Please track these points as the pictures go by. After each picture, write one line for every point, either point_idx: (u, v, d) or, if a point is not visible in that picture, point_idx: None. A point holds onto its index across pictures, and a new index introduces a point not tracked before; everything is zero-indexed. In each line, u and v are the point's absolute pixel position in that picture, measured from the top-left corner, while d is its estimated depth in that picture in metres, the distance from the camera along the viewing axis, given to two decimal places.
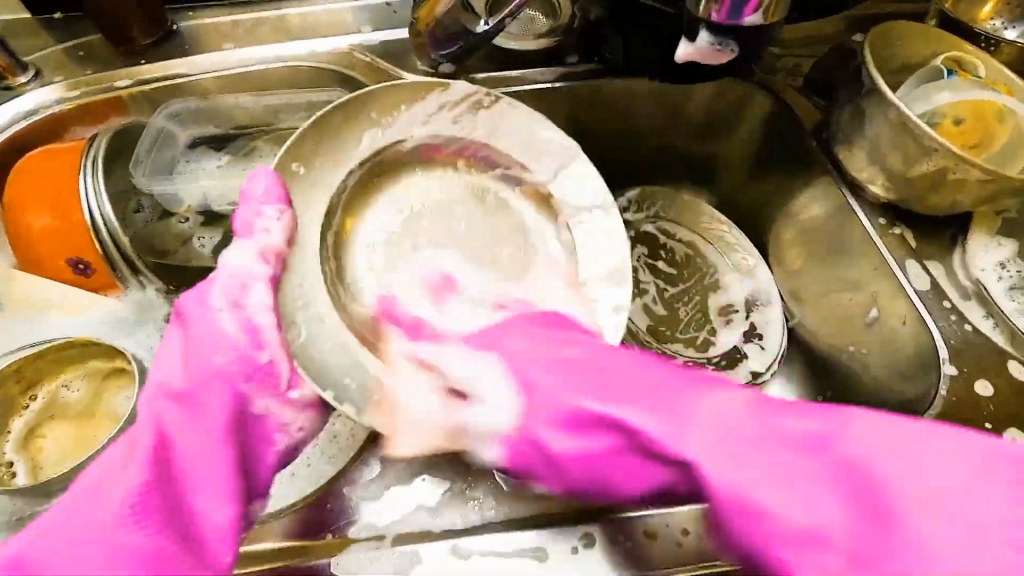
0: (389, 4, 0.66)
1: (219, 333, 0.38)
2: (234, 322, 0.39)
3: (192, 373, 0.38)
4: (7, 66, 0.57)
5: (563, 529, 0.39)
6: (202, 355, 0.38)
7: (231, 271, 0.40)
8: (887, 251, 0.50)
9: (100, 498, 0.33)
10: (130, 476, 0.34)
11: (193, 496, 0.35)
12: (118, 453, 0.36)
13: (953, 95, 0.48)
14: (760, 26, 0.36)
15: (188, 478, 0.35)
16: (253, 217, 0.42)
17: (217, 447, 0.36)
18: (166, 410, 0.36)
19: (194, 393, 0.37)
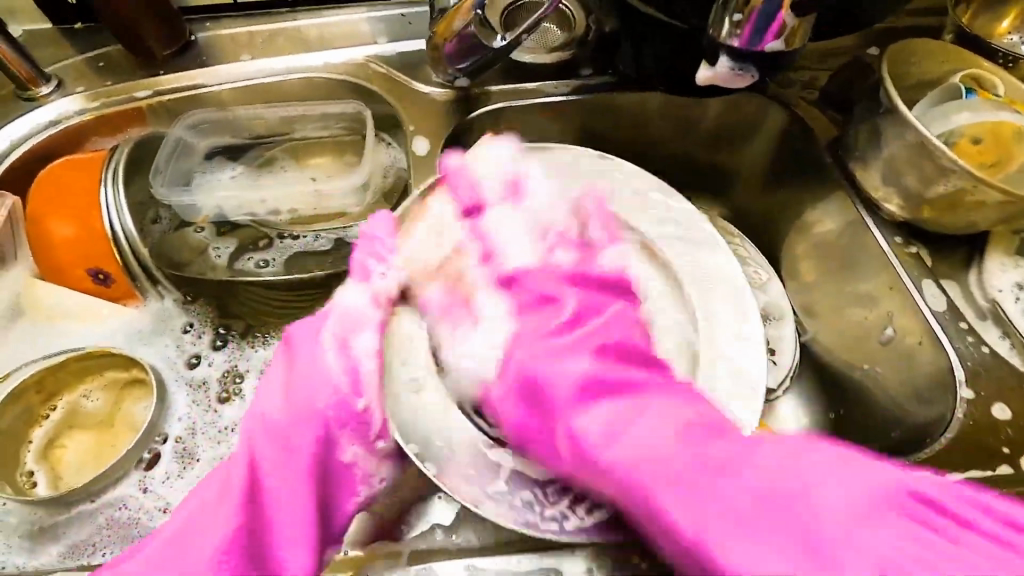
0: (403, 15, 0.66)
1: (326, 377, 0.39)
2: (338, 364, 0.39)
3: (293, 415, 0.37)
4: (29, 77, 0.58)
5: (577, 552, 0.38)
6: (306, 391, 0.38)
7: (348, 310, 0.42)
8: (902, 269, 0.50)
9: (197, 537, 0.34)
10: (230, 518, 0.35)
11: (276, 551, 0.35)
12: (218, 481, 0.37)
13: (972, 116, 0.48)
14: (783, 51, 0.36)
15: (277, 524, 0.35)
16: (376, 257, 0.44)
17: (303, 498, 0.36)
18: (262, 456, 0.36)
19: (288, 442, 0.37)
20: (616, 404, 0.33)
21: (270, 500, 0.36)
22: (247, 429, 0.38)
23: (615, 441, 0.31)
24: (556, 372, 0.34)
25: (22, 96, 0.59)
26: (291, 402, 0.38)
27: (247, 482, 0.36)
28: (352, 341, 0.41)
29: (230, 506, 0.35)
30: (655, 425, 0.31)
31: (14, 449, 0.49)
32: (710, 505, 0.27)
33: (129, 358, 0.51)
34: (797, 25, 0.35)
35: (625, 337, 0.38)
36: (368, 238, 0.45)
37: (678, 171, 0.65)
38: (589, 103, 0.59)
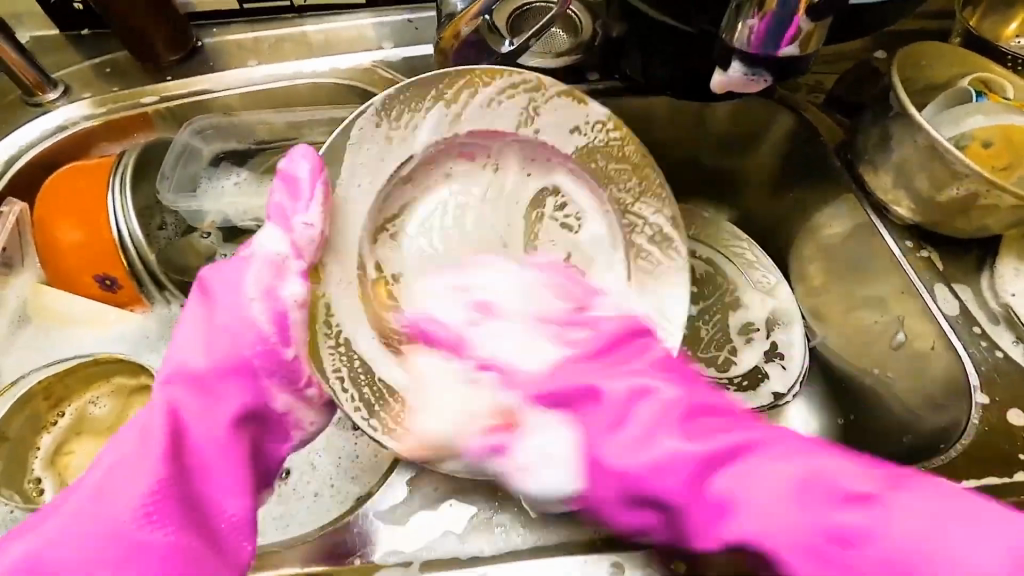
0: (410, 21, 0.66)
1: (246, 322, 0.40)
2: (263, 305, 0.40)
3: (207, 360, 0.40)
4: (36, 83, 0.58)
5: (592, 560, 0.40)
6: (224, 340, 0.40)
7: (264, 256, 0.40)
8: (914, 273, 0.51)
9: (123, 485, 0.35)
10: (141, 466, 0.36)
11: (209, 490, 0.37)
12: (137, 428, 0.38)
13: (984, 119, 0.48)
14: (795, 57, 0.36)
15: (208, 471, 0.37)
16: (291, 204, 0.40)
17: (230, 442, 0.38)
18: (155, 409, 0.38)
19: (207, 390, 0.39)
20: (719, 480, 0.35)
21: (201, 441, 0.38)
22: (166, 381, 0.39)
23: (739, 491, 0.34)
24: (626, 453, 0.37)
25: (30, 102, 0.59)
26: (184, 351, 0.40)
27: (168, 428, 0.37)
28: (269, 289, 0.40)
29: (119, 460, 0.36)
30: (755, 431, 0.37)
31: (21, 456, 0.48)
32: (817, 560, 0.32)
33: (138, 364, 0.51)
34: (811, 31, 0.35)
35: (695, 389, 0.40)
36: (289, 181, 0.41)
37: None
38: (597, 108, 0.59)
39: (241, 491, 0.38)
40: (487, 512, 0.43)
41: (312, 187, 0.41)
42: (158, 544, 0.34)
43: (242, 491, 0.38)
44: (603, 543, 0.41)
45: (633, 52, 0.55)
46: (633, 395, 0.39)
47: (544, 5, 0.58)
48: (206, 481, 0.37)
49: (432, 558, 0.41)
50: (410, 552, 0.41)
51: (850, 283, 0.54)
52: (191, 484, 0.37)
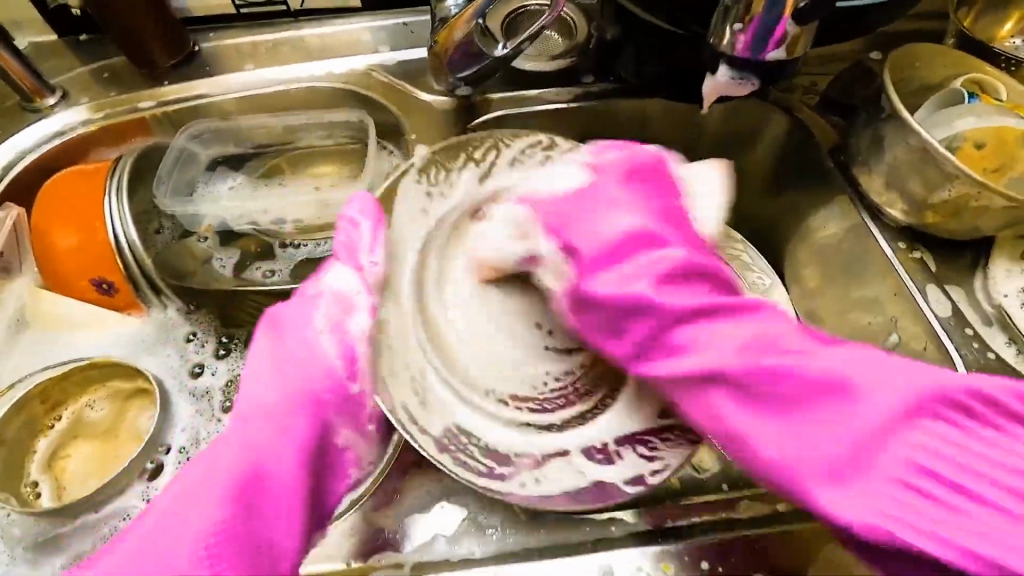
0: (405, 24, 0.66)
1: (318, 351, 0.39)
2: (333, 336, 0.40)
3: (294, 392, 0.38)
4: (35, 89, 0.59)
5: (584, 562, 0.40)
6: (295, 373, 0.39)
7: (335, 291, 0.41)
8: (906, 274, 0.50)
9: (182, 524, 0.33)
10: (236, 506, 0.33)
11: (272, 524, 0.34)
12: (204, 462, 0.35)
13: (976, 120, 0.48)
14: (784, 60, 0.36)
15: (271, 507, 0.35)
16: (356, 243, 0.43)
17: (297, 480, 0.36)
18: (219, 444, 0.36)
19: (280, 423, 0.37)
20: (698, 329, 0.37)
21: (284, 471, 0.35)
22: (240, 414, 0.38)
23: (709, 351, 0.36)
24: (715, 353, 0.36)
25: (28, 107, 0.60)
26: (255, 384, 0.39)
27: (308, 439, 0.37)
28: (337, 323, 0.40)
29: (183, 496, 0.34)
30: (838, 362, 0.34)
31: (18, 459, 0.49)
32: (757, 406, 0.35)
33: (134, 368, 0.51)
34: (798, 34, 0.35)
35: (695, 251, 0.40)
36: (351, 221, 0.44)
37: None
38: (591, 110, 0.59)
39: (301, 533, 0.35)
40: (481, 514, 0.43)
41: (374, 226, 0.45)
42: None
43: (303, 534, 0.35)
44: (595, 547, 0.40)
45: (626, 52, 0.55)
46: (639, 241, 0.39)
47: (539, 8, 0.58)
48: (272, 520, 0.34)
49: (424, 560, 0.41)
50: (402, 553, 0.41)
51: (844, 285, 0.54)
52: (255, 521, 0.34)
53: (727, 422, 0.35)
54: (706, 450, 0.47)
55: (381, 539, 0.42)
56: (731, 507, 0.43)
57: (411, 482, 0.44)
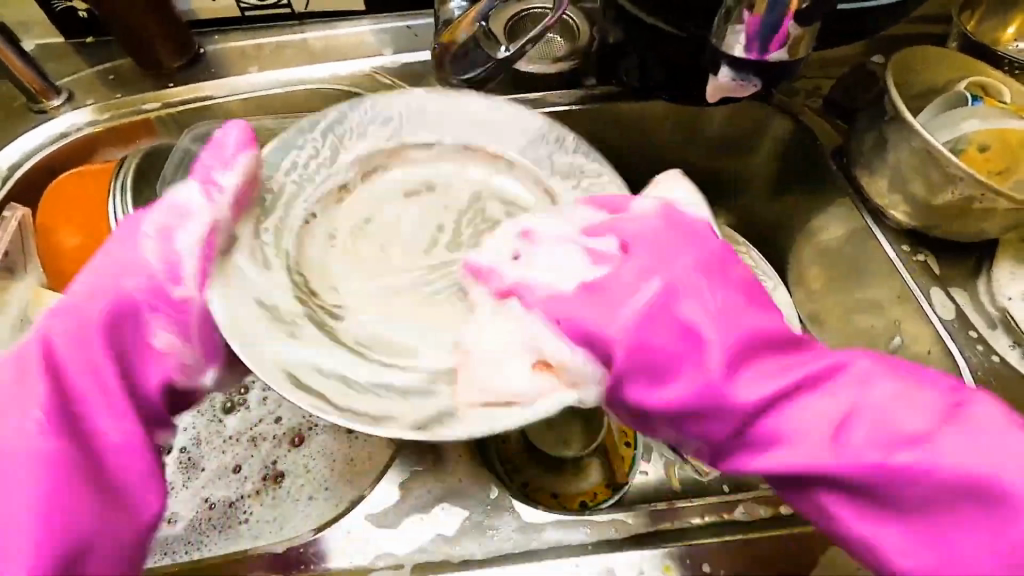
0: (409, 27, 0.67)
1: (125, 270, 0.36)
2: (178, 250, 0.37)
3: (119, 296, 0.36)
4: (41, 90, 0.59)
5: (583, 564, 0.39)
6: (120, 275, 0.36)
7: (172, 204, 0.38)
8: (909, 277, 0.50)
9: (6, 425, 0.32)
10: (23, 397, 0.33)
11: (86, 424, 0.34)
12: (57, 333, 0.35)
13: (980, 123, 0.48)
14: (785, 61, 0.36)
15: (98, 417, 0.34)
16: (215, 165, 0.39)
17: (116, 390, 0.34)
18: (23, 368, 0.34)
19: (87, 322, 0.35)
20: (746, 373, 0.33)
21: (78, 385, 0.34)
22: (73, 294, 0.37)
23: (782, 412, 0.33)
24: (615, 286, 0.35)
25: (34, 108, 0.60)
26: (76, 286, 0.37)
27: (92, 355, 0.35)
28: (164, 229, 0.37)
29: (1, 410, 0.33)
30: (758, 321, 0.34)
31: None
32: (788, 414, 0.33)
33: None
34: (800, 35, 0.35)
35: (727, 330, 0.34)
36: (214, 144, 0.40)
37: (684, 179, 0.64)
38: (593, 112, 0.59)
39: (137, 439, 0.35)
40: (481, 515, 0.42)
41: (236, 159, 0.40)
42: (37, 502, 0.31)
43: (133, 435, 0.35)
44: (593, 549, 0.40)
45: (629, 57, 0.55)
46: (667, 299, 0.34)
47: (542, 12, 0.59)
48: (89, 438, 0.34)
49: (423, 561, 0.40)
50: (401, 555, 0.41)
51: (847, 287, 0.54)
52: (83, 433, 0.34)
53: (698, 348, 0.34)
54: None
55: (381, 538, 0.41)
56: (733, 509, 0.42)
57: (411, 482, 0.44)
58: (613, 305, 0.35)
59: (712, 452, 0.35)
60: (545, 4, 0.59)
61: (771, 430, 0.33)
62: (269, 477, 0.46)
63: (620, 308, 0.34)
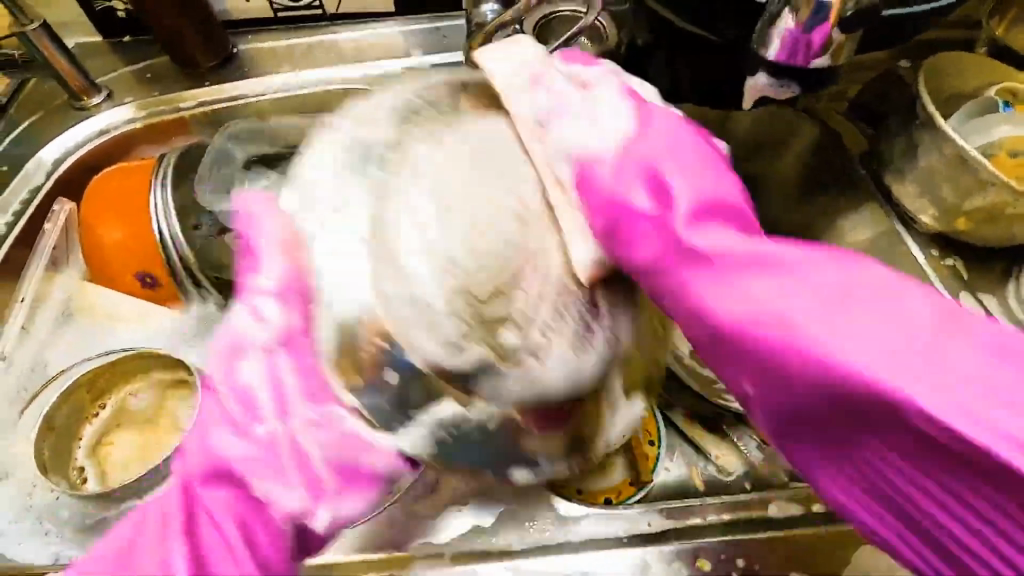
0: (438, 29, 0.68)
1: (225, 415, 0.37)
2: (285, 466, 0.35)
3: (230, 459, 0.36)
4: (83, 88, 0.61)
5: (618, 556, 0.41)
6: (241, 405, 0.36)
7: (264, 341, 0.36)
8: (941, 282, 0.51)
9: (147, 548, 0.35)
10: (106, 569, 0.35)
11: (219, 568, 0.35)
12: (142, 519, 0.36)
13: (1012, 129, 0.48)
14: (827, 67, 0.36)
15: (225, 557, 0.35)
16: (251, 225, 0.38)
17: (235, 533, 0.35)
18: (196, 465, 0.36)
19: (252, 449, 0.36)
20: (700, 276, 0.31)
21: (200, 540, 0.35)
22: (176, 471, 0.38)
23: (727, 285, 0.30)
24: (638, 244, 0.31)
25: (74, 106, 0.62)
26: (222, 384, 0.37)
27: (179, 517, 0.35)
28: (286, 348, 0.35)
29: (160, 516, 0.36)
30: (756, 248, 0.30)
31: (66, 445, 0.51)
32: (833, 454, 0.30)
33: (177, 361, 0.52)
34: (842, 41, 0.35)
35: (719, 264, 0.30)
36: (250, 220, 0.38)
37: None
38: None
39: None
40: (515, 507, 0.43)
41: (277, 230, 0.36)
42: None
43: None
44: (628, 541, 0.41)
45: (659, 55, 0.56)
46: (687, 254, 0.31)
47: (572, 14, 0.60)
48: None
49: (462, 550, 0.41)
50: (438, 544, 0.42)
51: None
52: (210, 563, 0.35)
53: (699, 262, 0.31)
54: (729, 455, 0.51)
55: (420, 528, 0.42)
56: (763, 506, 0.42)
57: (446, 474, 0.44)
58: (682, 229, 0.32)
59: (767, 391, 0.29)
60: (574, 7, 0.60)
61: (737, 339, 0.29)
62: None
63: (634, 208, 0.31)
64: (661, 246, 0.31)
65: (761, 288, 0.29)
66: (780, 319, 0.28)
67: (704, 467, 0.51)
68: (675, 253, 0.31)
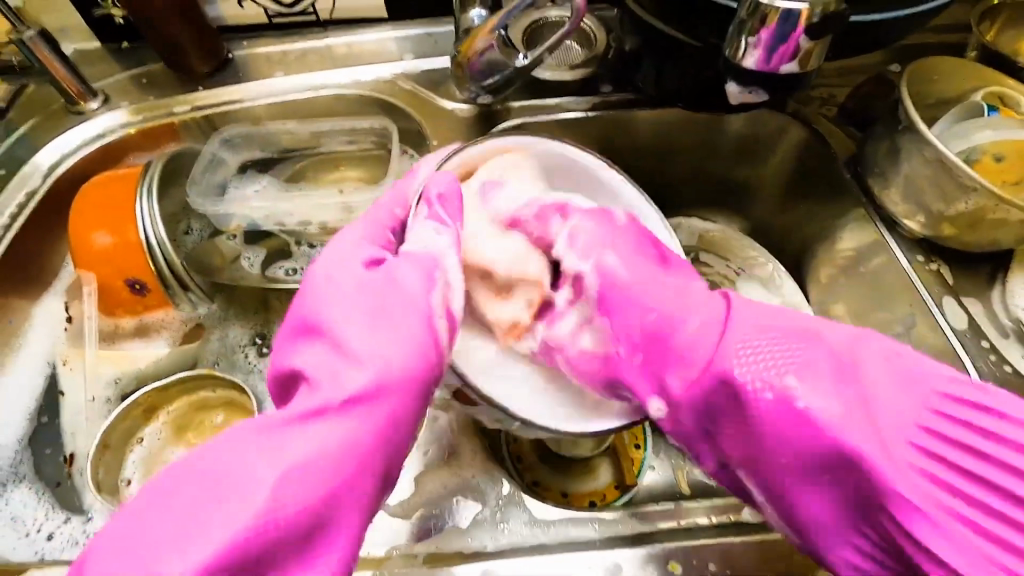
0: (429, 34, 0.69)
1: (350, 250, 0.42)
2: (309, 450, 0.33)
3: (324, 310, 0.38)
4: (79, 93, 0.62)
5: (596, 565, 0.38)
6: (239, 470, 0.32)
7: (418, 254, 0.40)
8: (924, 286, 0.51)
9: (213, 516, 0.31)
10: (250, 463, 0.33)
11: (297, 495, 0.32)
12: (234, 443, 0.33)
13: (995, 133, 0.48)
14: (796, 73, 0.37)
15: (329, 495, 0.33)
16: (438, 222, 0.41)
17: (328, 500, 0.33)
18: (239, 478, 0.32)
19: (281, 446, 0.34)
20: (310, 427, 0.34)
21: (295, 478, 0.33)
22: (273, 442, 0.34)
23: (302, 475, 0.33)
24: (291, 502, 0.32)
25: (72, 111, 0.63)
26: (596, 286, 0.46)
27: (277, 450, 0.33)
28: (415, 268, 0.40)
29: (236, 473, 0.32)
30: (244, 462, 0.32)
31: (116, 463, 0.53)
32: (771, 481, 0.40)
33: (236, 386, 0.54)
34: (811, 48, 0.35)
35: (349, 482, 0.34)
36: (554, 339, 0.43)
37: (698, 184, 0.66)
38: (608, 117, 0.61)
39: (334, 499, 0.33)
40: (494, 509, 0.41)
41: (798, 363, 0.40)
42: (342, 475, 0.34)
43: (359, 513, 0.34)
44: (603, 544, 0.39)
45: (646, 66, 0.57)
46: (334, 471, 0.34)
47: (560, 20, 0.61)
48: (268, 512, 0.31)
49: (438, 553, 0.38)
50: (414, 546, 0.39)
51: (869, 304, 0.55)
52: (300, 504, 0.32)
53: (237, 488, 0.32)
54: None
55: (395, 530, 0.40)
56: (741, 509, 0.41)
57: (423, 477, 0.43)
58: (299, 504, 0.32)
59: (303, 496, 0.32)
60: (563, 14, 0.61)
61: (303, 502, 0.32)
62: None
63: (289, 450, 0.33)
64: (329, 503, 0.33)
65: (249, 470, 0.32)
66: (233, 482, 0.32)
67: (690, 471, 0.56)
68: (345, 469, 0.34)
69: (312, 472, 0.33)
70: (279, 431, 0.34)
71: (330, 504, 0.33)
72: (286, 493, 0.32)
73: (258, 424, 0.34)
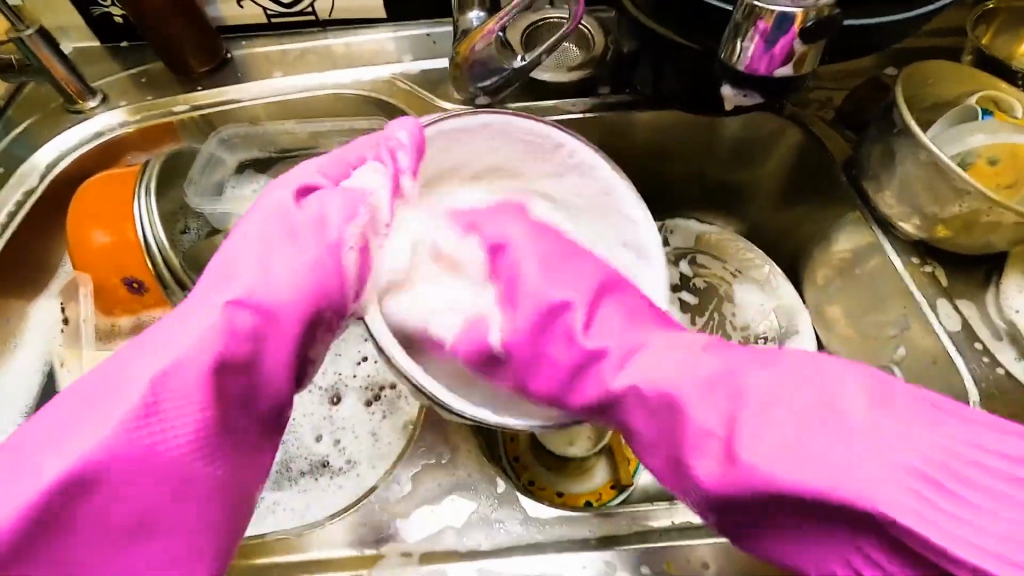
0: (428, 34, 0.69)
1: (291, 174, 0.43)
2: (177, 351, 0.34)
3: (245, 225, 0.40)
4: (78, 92, 0.62)
5: (590, 564, 0.39)
6: (118, 368, 0.33)
7: (350, 189, 0.40)
8: (917, 289, 0.52)
9: (90, 409, 0.32)
10: (132, 365, 0.33)
11: (166, 398, 0.32)
12: (137, 341, 0.35)
13: (986, 137, 0.49)
14: (790, 76, 0.37)
15: (189, 396, 0.33)
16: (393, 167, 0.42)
17: (191, 403, 0.33)
18: (115, 379, 0.33)
19: (163, 346, 0.34)
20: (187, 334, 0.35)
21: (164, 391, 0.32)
22: (155, 348, 0.34)
23: (166, 379, 0.32)
24: (153, 400, 0.32)
25: (70, 110, 0.63)
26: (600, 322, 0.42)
27: (158, 352, 0.34)
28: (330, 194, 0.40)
29: (118, 372, 0.33)
30: (125, 362, 0.34)
31: None
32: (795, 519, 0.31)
33: None
34: (805, 52, 0.36)
35: (210, 389, 0.33)
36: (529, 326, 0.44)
37: (695, 186, 0.67)
38: (605, 119, 0.61)
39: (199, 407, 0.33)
40: (489, 509, 0.41)
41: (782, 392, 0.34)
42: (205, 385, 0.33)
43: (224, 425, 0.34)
44: (597, 543, 0.40)
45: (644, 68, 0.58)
46: (196, 379, 0.33)
47: (558, 21, 0.61)
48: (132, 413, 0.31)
49: (435, 553, 0.39)
50: (411, 543, 0.40)
51: (864, 307, 0.55)
52: (161, 407, 0.32)
53: (107, 389, 0.32)
54: None
55: (393, 529, 0.40)
56: None
57: (421, 476, 0.43)
58: (153, 406, 0.32)
59: (164, 399, 0.32)
60: (562, 16, 0.61)
61: (162, 401, 0.32)
62: (317, 463, 0.47)
63: (167, 348, 0.34)
64: (190, 407, 0.33)
65: (126, 368, 0.33)
66: (113, 384, 0.32)
67: None
68: (206, 380, 0.33)
69: (181, 379, 0.33)
70: (163, 336, 0.35)
71: (194, 407, 0.33)
72: (146, 398, 0.32)
73: (150, 333, 0.36)
